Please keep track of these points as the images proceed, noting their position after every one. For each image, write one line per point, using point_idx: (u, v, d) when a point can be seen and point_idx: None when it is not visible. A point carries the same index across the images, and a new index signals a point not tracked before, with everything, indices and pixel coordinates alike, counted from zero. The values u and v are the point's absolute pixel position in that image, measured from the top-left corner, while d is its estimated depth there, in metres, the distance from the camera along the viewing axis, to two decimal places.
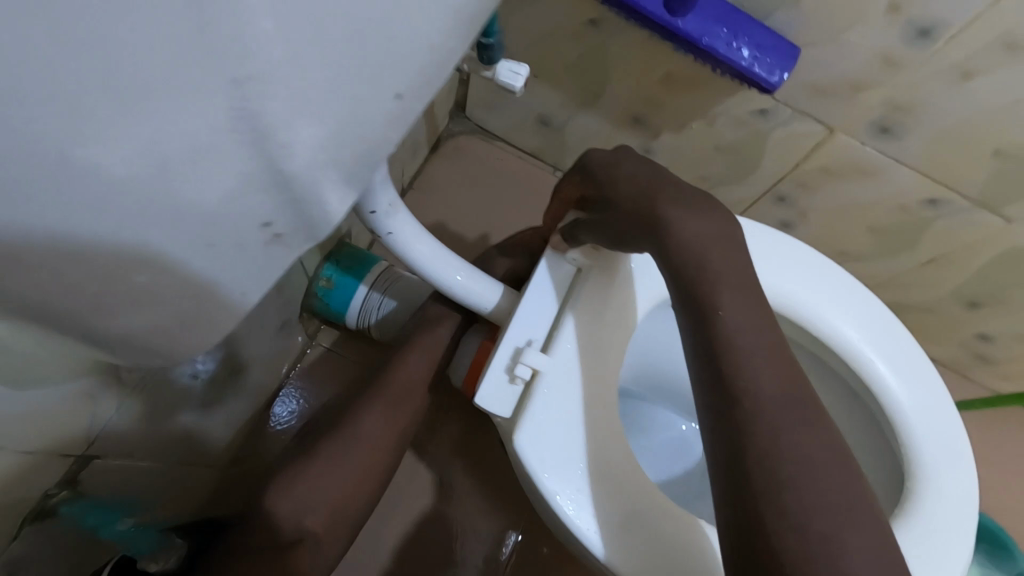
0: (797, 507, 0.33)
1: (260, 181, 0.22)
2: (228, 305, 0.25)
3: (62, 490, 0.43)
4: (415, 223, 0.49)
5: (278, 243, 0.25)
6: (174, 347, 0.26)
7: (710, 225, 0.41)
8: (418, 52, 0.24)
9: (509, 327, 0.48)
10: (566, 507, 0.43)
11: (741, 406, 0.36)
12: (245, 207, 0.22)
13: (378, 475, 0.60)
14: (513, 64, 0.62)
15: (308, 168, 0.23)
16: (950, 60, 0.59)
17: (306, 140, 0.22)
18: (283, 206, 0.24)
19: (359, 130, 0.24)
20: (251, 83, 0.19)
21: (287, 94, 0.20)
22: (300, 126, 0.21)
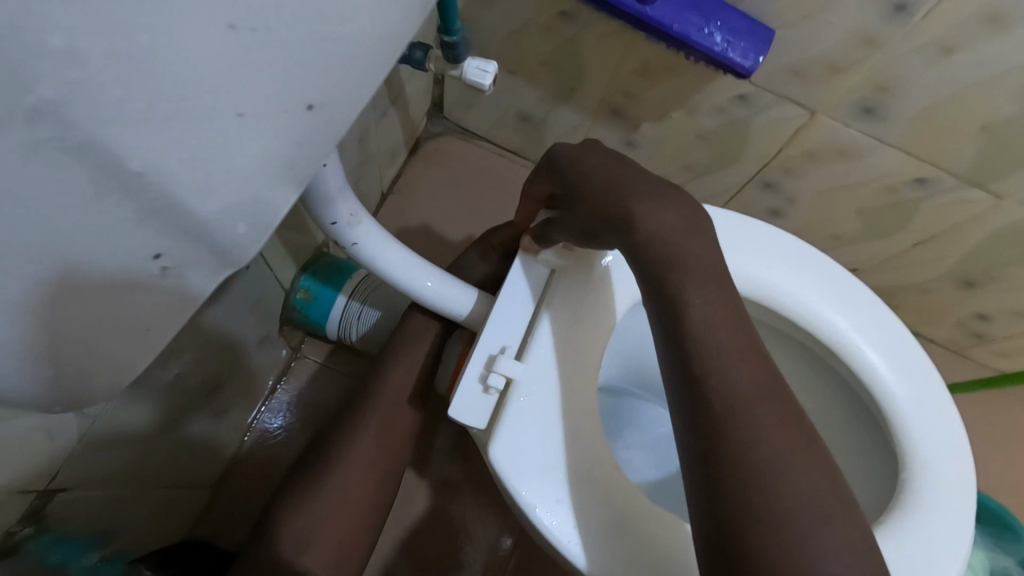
0: (770, 510, 0.31)
1: (173, 218, 0.20)
2: (148, 350, 0.23)
3: (26, 526, 0.42)
4: (383, 231, 0.48)
5: (200, 286, 0.23)
6: (88, 401, 0.23)
7: (678, 217, 0.40)
8: (348, 62, 0.22)
9: (482, 335, 0.47)
10: (546, 519, 0.41)
11: (711, 402, 0.34)
12: (106, 236, 0.18)
13: (386, 489, 0.59)
14: (480, 62, 0.60)
15: (233, 198, 0.21)
16: (928, 36, 0.57)
17: (227, 168, 0.20)
18: (206, 243, 0.21)
19: (291, 150, 0.22)
20: (149, 110, 0.17)
21: (197, 118, 0.18)
22: (217, 154, 0.19)
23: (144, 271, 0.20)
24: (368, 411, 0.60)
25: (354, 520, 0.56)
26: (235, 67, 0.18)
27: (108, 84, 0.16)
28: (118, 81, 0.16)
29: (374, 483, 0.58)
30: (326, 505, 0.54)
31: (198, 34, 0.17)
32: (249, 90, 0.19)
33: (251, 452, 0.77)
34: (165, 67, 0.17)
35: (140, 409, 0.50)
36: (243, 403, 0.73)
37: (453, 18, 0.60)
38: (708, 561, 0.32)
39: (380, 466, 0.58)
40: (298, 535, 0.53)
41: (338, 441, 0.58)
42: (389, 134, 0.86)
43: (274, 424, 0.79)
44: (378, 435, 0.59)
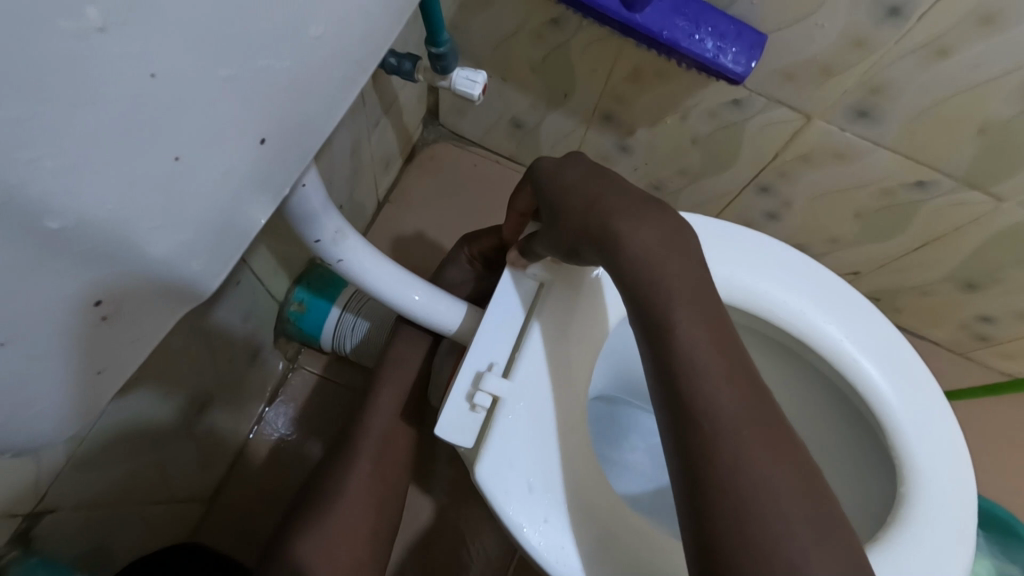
0: (761, 537, 0.30)
1: (93, 254, 0.21)
2: (87, 382, 0.24)
3: (12, 549, 0.42)
4: (370, 247, 0.48)
5: (127, 318, 0.24)
6: (24, 442, 0.23)
7: (662, 233, 0.39)
8: (267, 94, 0.24)
9: (469, 352, 0.46)
10: (534, 540, 0.41)
11: (698, 425, 0.34)
12: (53, 286, 0.20)
13: (390, 504, 0.58)
14: (469, 72, 0.60)
15: (154, 227, 0.22)
16: (921, 38, 0.56)
17: (143, 199, 0.21)
18: (134, 270, 0.23)
19: (213, 181, 0.24)
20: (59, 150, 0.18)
21: (108, 155, 0.19)
22: (134, 187, 0.21)
23: (90, 315, 0.22)
24: (368, 427, 0.59)
25: (365, 539, 0.54)
26: (143, 102, 0.20)
27: (12, 127, 0.16)
28: (25, 125, 0.17)
29: (375, 496, 0.57)
30: (326, 517, 0.53)
31: (102, 73, 0.18)
32: (160, 125, 0.20)
33: (247, 464, 0.77)
34: (74, 107, 0.18)
35: (129, 427, 0.50)
36: (238, 417, 0.73)
37: (440, 29, 0.56)
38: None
39: (385, 481, 0.58)
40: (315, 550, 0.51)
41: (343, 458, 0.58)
42: (382, 143, 0.86)
43: (271, 436, 0.79)
44: (377, 445, 0.59)
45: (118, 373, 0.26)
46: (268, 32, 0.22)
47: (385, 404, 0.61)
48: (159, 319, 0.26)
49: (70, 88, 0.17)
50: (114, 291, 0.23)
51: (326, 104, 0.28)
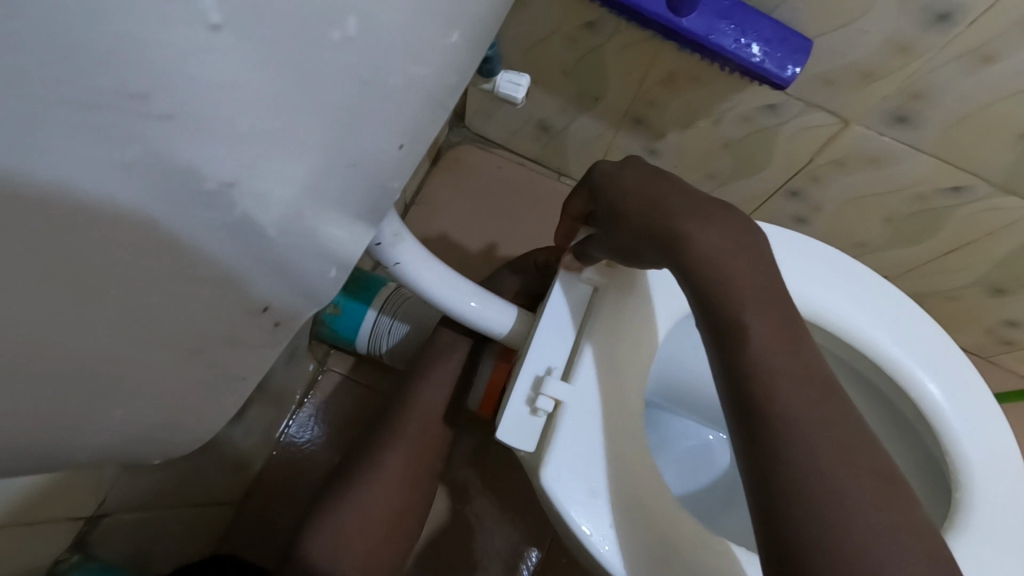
0: (843, 540, 0.30)
1: (266, 273, 0.24)
2: (230, 381, 0.28)
3: (72, 554, 0.42)
4: (423, 250, 0.47)
5: (276, 324, 0.28)
6: (166, 432, 0.27)
7: (729, 235, 0.39)
8: (405, 113, 0.26)
9: (527, 355, 0.46)
10: (600, 544, 0.41)
11: (771, 425, 0.33)
12: (260, 290, 0.24)
13: (415, 508, 0.58)
14: (513, 75, 0.60)
15: (315, 242, 0.26)
16: (968, 44, 0.56)
17: (312, 219, 0.24)
18: (292, 283, 0.26)
19: (357, 195, 0.27)
20: (269, 191, 0.21)
21: (297, 185, 0.22)
22: (307, 214, 0.24)
23: (266, 316, 0.26)
24: (401, 427, 0.58)
25: (382, 532, 0.55)
26: (361, 145, 0.24)
27: (299, 167, 0.21)
28: (304, 165, 0.22)
29: (400, 506, 0.56)
30: (351, 523, 0.53)
31: (301, 118, 0.20)
32: (332, 155, 0.23)
33: (277, 467, 0.77)
34: (279, 153, 0.20)
35: None
36: (271, 420, 0.73)
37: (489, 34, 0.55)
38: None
39: (411, 480, 0.58)
40: (328, 550, 0.51)
41: (369, 454, 0.57)
42: None
43: (299, 440, 0.78)
44: (408, 453, 0.58)
45: (250, 375, 0.29)
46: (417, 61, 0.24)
47: (416, 412, 0.59)
48: (291, 328, 0.30)
49: (281, 133, 0.20)
50: (275, 301, 0.26)
51: (441, 110, 0.30)
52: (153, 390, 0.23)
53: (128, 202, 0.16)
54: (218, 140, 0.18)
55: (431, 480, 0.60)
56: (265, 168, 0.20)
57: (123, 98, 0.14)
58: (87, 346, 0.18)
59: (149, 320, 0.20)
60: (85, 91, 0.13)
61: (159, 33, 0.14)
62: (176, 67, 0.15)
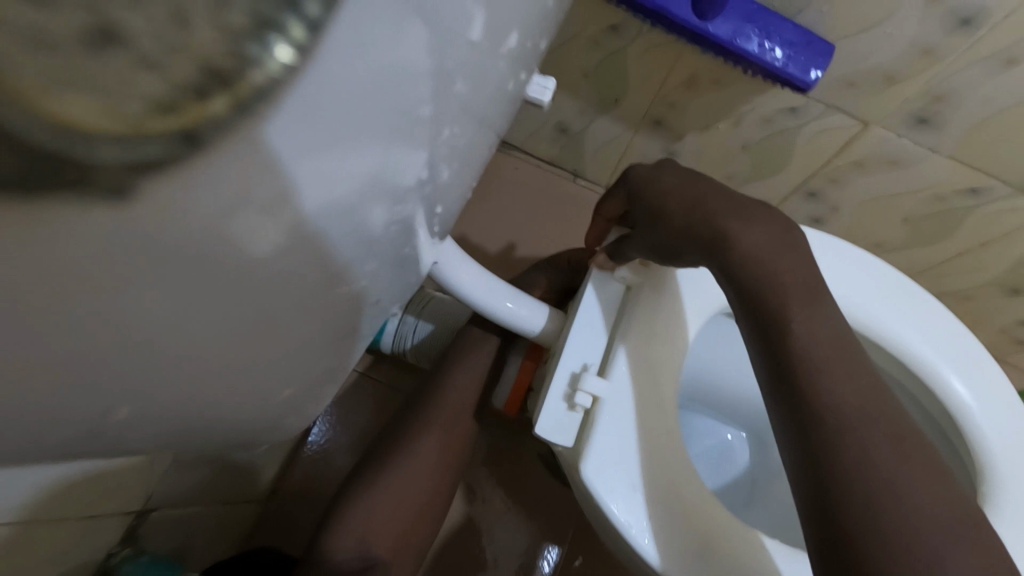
0: (896, 529, 0.30)
1: (386, 267, 0.25)
2: (331, 373, 0.29)
3: (123, 548, 0.43)
4: (460, 251, 0.48)
5: (378, 315, 0.29)
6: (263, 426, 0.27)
7: (770, 234, 0.40)
8: (498, 123, 0.27)
9: (563, 353, 0.47)
10: (639, 536, 0.42)
11: (819, 418, 0.34)
12: (375, 284, 0.25)
13: (435, 498, 0.59)
14: (540, 78, 0.61)
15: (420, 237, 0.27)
16: (990, 48, 0.57)
17: (424, 217, 0.26)
18: (398, 276, 0.27)
19: (456, 198, 0.28)
20: (405, 191, 0.22)
21: (423, 188, 0.23)
22: (419, 215, 0.25)
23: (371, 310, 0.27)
24: (426, 422, 0.59)
25: (408, 522, 0.55)
26: (472, 141, 0.25)
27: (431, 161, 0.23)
28: (434, 159, 0.23)
29: (427, 498, 0.57)
30: (377, 514, 0.52)
31: (443, 122, 0.21)
32: (451, 160, 0.24)
33: (300, 467, 0.78)
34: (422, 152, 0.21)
35: None
36: None
37: None
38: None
39: (438, 473, 0.58)
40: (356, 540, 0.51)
41: (395, 448, 0.57)
42: None
43: (320, 442, 0.79)
44: (435, 445, 0.58)
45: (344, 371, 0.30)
46: (516, 74, 0.26)
47: (445, 405, 0.60)
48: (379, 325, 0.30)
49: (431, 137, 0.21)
50: (384, 294, 0.27)
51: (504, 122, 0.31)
52: (284, 379, 0.24)
53: (308, 200, 0.17)
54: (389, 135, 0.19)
55: (452, 473, 0.61)
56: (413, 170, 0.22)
57: (336, 103, 0.16)
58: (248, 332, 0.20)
59: (299, 309, 0.21)
60: (313, 94, 0.15)
61: (386, 37, 0.16)
62: (384, 63, 0.16)
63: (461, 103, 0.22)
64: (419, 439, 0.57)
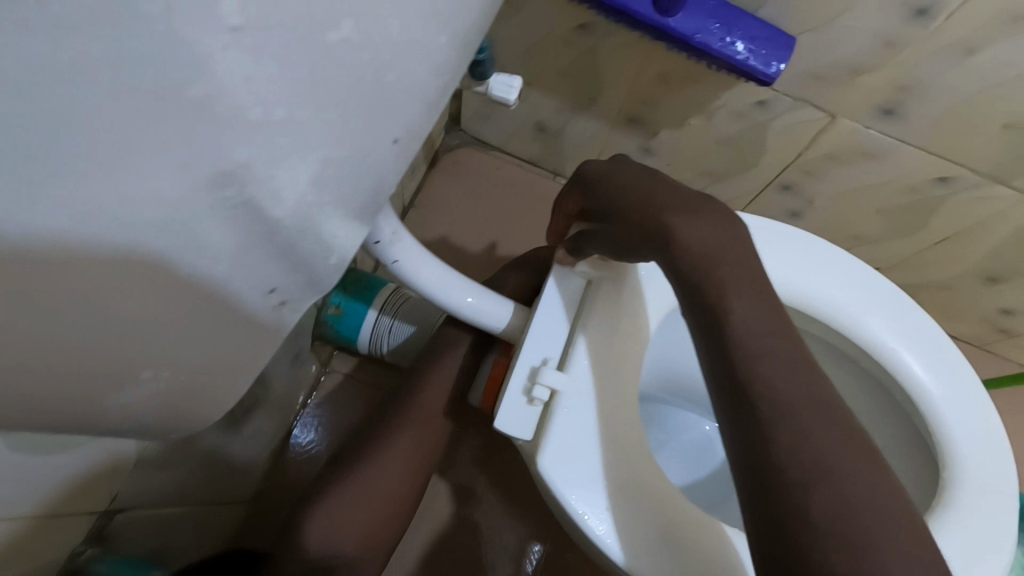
0: (825, 513, 0.31)
1: (247, 262, 0.21)
2: (236, 362, 0.26)
3: (89, 547, 0.43)
4: (421, 249, 0.49)
5: (286, 306, 0.25)
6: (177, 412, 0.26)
7: (714, 227, 0.40)
8: (403, 91, 0.23)
9: (523, 348, 0.47)
10: (597, 527, 0.42)
11: (758, 409, 0.34)
12: (246, 276, 0.22)
13: (408, 497, 0.59)
14: (506, 77, 0.62)
15: (311, 228, 0.23)
16: (949, 37, 0.57)
17: (299, 209, 0.21)
18: (294, 265, 0.23)
19: (359, 184, 0.24)
20: (209, 177, 0.18)
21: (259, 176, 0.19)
22: (293, 201, 0.21)
23: (263, 304, 0.24)
24: (398, 421, 0.60)
25: (378, 519, 0.56)
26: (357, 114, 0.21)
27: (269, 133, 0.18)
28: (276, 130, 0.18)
29: (399, 495, 0.58)
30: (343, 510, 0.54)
31: (241, 97, 0.17)
32: (304, 142, 0.20)
33: (284, 469, 0.78)
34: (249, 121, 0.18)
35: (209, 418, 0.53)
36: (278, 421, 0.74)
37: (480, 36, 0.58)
38: (764, 569, 0.32)
39: (410, 471, 0.59)
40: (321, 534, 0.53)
41: (367, 446, 0.58)
42: None
43: (305, 444, 0.80)
44: (406, 441, 0.59)
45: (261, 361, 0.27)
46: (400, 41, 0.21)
47: (417, 400, 0.61)
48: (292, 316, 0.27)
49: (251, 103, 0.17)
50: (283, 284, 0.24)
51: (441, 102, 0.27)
52: (121, 382, 0.21)
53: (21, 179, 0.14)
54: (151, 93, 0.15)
55: (427, 472, 0.61)
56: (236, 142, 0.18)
57: None
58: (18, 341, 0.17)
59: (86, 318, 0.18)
60: None
61: None
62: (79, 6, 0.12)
63: (269, 73, 0.17)
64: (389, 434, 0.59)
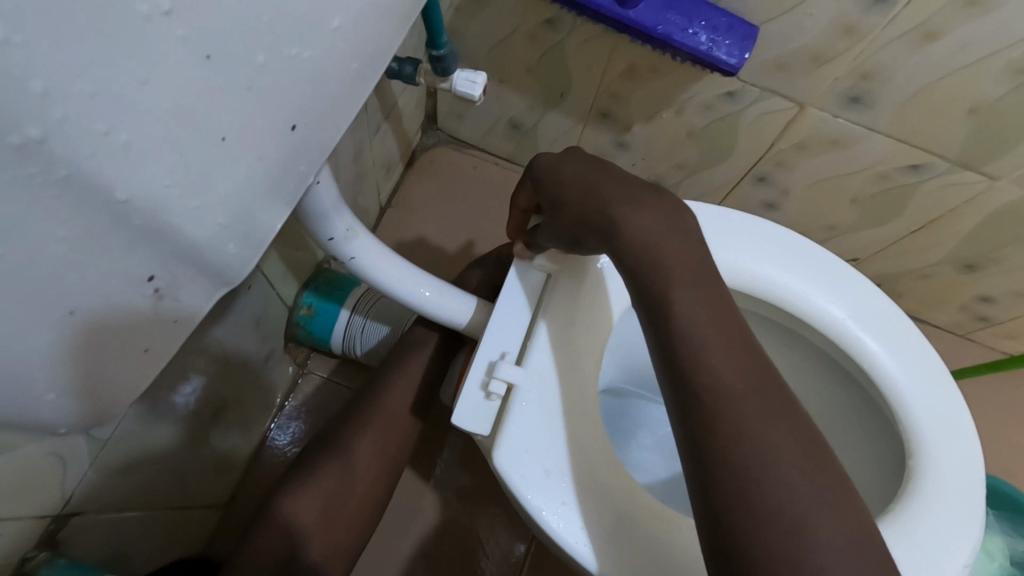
0: (762, 503, 0.31)
1: (99, 258, 0.19)
2: (134, 360, 0.24)
3: (40, 552, 0.43)
4: (380, 244, 0.49)
5: (173, 295, 0.24)
6: (82, 419, 0.24)
7: (660, 217, 0.40)
8: (289, 63, 0.21)
9: (481, 342, 0.47)
10: (554, 522, 0.42)
11: (698, 397, 0.34)
12: (110, 265, 0.20)
13: (375, 497, 0.59)
14: (469, 73, 0.61)
15: (182, 214, 0.21)
16: (910, 23, 0.57)
17: (157, 194, 0.19)
18: (173, 254, 0.22)
19: (246, 168, 0.22)
20: (19, 171, 0.15)
21: (92, 164, 0.17)
22: (151, 174, 0.19)
23: (144, 295, 0.22)
24: (365, 420, 0.59)
25: (342, 518, 0.56)
26: (227, 79, 0.19)
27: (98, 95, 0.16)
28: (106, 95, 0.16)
29: (363, 495, 0.58)
30: (306, 510, 0.54)
31: (37, 81, 0.15)
32: (140, 130, 0.18)
33: (261, 471, 0.76)
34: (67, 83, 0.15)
35: (167, 419, 0.53)
36: (251, 423, 0.74)
37: (439, 32, 0.58)
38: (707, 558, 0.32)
39: (376, 471, 0.59)
40: (282, 534, 0.53)
41: (331, 446, 0.58)
42: (384, 148, 0.87)
43: (283, 446, 0.78)
44: (371, 440, 0.59)
45: (159, 358, 0.25)
46: (256, 14, 0.19)
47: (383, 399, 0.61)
48: (186, 308, 0.25)
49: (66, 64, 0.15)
50: (160, 270, 0.22)
51: (350, 80, 0.25)
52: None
53: None
54: None
55: (394, 471, 0.61)
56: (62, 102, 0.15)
57: None
58: None
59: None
60: None
61: None
62: None
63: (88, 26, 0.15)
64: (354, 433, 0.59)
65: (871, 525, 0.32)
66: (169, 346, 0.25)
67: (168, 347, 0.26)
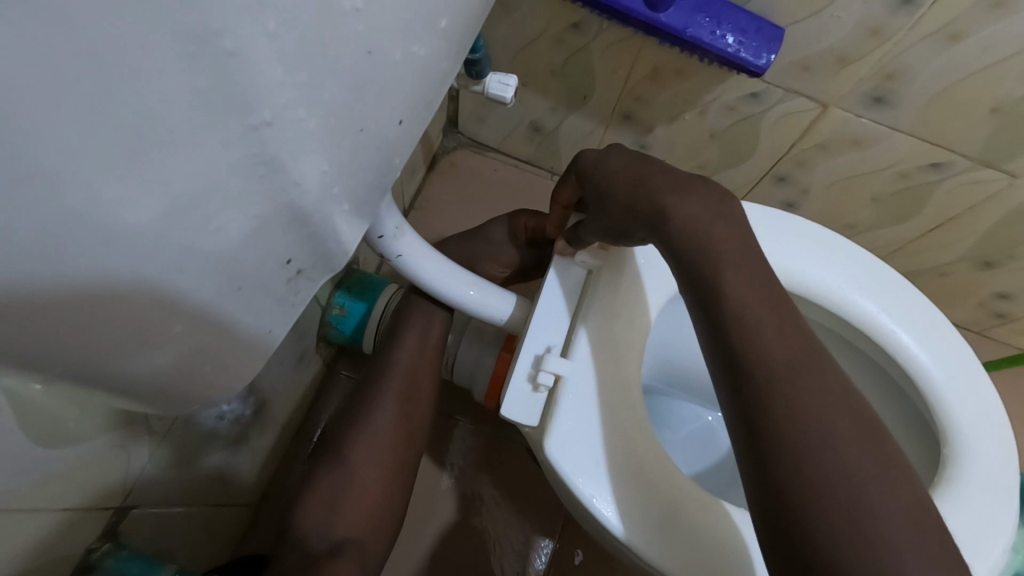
0: (818, 476, 0.32)
1: (260, 242, 0.24)
2: (259, 340, 0.28)
3: (103, 543, 0.44)
4: (424, 243, 0.49)
5: (298, 278, 0.28)
6: (203, 388, 0.28)
7: (707, 206, 0.41)
8: (409, 68, 0.25)
9: (526, 337, 0.48)
10: (604, 509, 0.43)
11: (752, 378, 0.35)
12: (265, 247, 0.24)
13: (404, 481, 0.60)
14: (501, 76, 0.62)
15: (316, 199, 0.25)
16: (937, 24, 0.58)
17: (305, 181, 0.23)
18: (304, 237, 0.26)
19: (364, 155, 0.26)
20: (236, 145, 0.20)
21: (275, 156, 0.21)
22: (307, 166, 0.23)
23: (282, 275, 0.27)
24: (389, 406, 0.60)
25: (373, 503, 0.57)
26: (367, 80, 0.23)
27: (287, 98, 0.20)
28: (293, 98, 0.20)
29: (390, 489, 0.58)
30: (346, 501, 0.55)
31: (250, 89, 0.19)
32: (307, 130, 0.22)
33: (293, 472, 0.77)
34: (270, 85, 0.19)
35: (213, 421, 0.54)
36: (285, 421, 0.75)
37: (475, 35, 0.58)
38: (766, 533, 0.33)
39: (398, 452, 0.60)
40: (320, 523, 0.54)
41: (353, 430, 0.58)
42: None
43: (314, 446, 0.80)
44: (395, 434, 0.60)
45: (273, 339, 0.29)
46: (393, 28, 0.22)
47: (394, 390, 0.61)
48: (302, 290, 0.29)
49: (269, 71, 0.19)
50: (294, 255, 0.26)
51: (441, 79, 0.29)
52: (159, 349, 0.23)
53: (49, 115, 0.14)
54: (183, 66, 0.16)
55: (415, 453, 0.61)
56: (265, 93, 0.19)
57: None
58: (89, 284, 0.18)
59: (138, 301, 0.20)
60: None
61: None
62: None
63: (285, 39, 0.19)
64: (376, 427, 0.59)
65: (925, 500, 0.33)
66: (284, 330, 0.30)
67: (282, 331, 0.30)
